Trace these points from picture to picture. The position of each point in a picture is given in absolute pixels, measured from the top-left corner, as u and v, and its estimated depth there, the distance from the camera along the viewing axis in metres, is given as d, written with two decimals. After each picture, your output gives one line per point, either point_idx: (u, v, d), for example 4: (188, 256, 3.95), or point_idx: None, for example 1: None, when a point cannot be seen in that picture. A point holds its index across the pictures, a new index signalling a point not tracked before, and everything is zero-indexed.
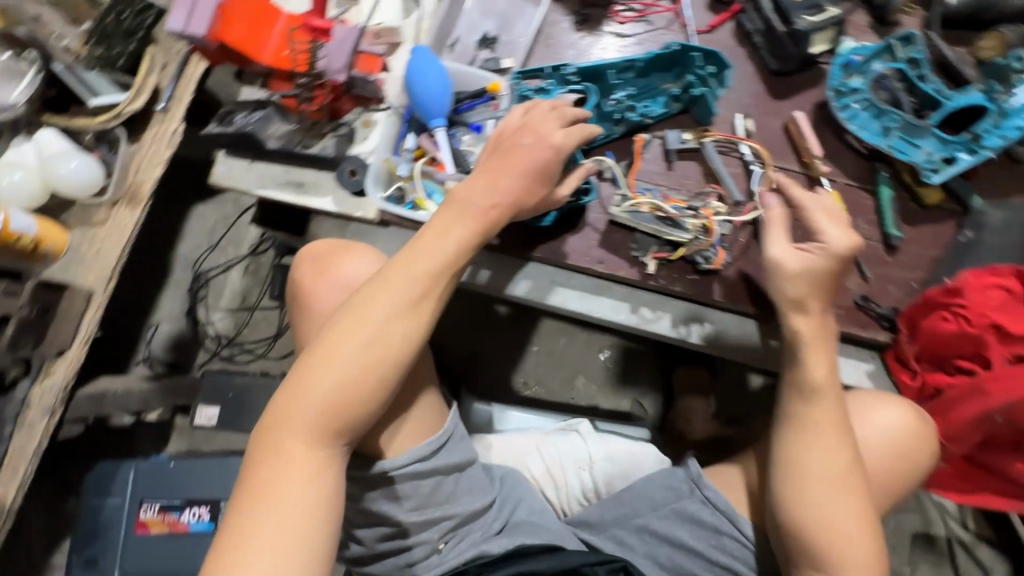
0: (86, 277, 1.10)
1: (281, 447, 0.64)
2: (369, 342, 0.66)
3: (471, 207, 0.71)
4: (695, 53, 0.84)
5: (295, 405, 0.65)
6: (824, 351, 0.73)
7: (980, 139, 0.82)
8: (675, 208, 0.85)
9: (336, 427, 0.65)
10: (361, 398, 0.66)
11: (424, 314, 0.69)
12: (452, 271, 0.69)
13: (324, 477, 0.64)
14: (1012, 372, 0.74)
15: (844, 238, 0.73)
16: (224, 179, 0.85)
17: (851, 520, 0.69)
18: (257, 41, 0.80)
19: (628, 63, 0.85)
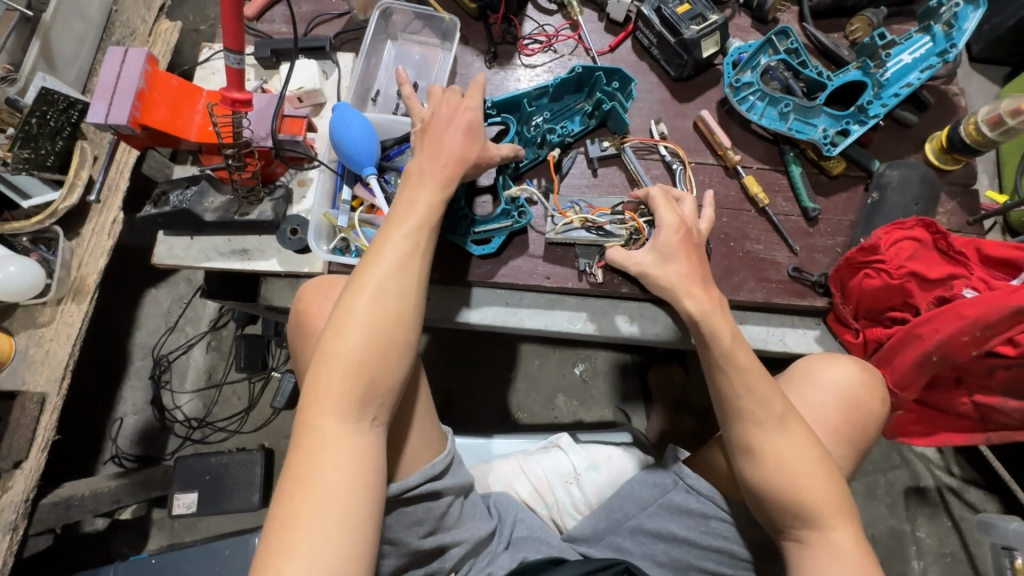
0: (36, 381, 1.07)
1: (313, 439, 0.58)
2: (371, 306, 0.63)
3: (426, 173, 0.71)
4: (598, 73, 0.90)
5: (315, 393, 0.60)
6: (721, 320, 0.75)
7: (866, 110, 0.91)
8: (602, 217, 0.89)
9: (363, 399, 0.60)
10: (380, 363, 0.61)
11: (418, 269, 0.66)
12: (433, 224, 0.68)
13: (365, 453, 0.59)
14: (938, 313, 0.78)
15: (671, 219, 0.80)
16: (167, 258, 0.87)
17: (813, 473, 0.69)
18: (181, 121, 0.82)
19: (542, 88, 0.90)
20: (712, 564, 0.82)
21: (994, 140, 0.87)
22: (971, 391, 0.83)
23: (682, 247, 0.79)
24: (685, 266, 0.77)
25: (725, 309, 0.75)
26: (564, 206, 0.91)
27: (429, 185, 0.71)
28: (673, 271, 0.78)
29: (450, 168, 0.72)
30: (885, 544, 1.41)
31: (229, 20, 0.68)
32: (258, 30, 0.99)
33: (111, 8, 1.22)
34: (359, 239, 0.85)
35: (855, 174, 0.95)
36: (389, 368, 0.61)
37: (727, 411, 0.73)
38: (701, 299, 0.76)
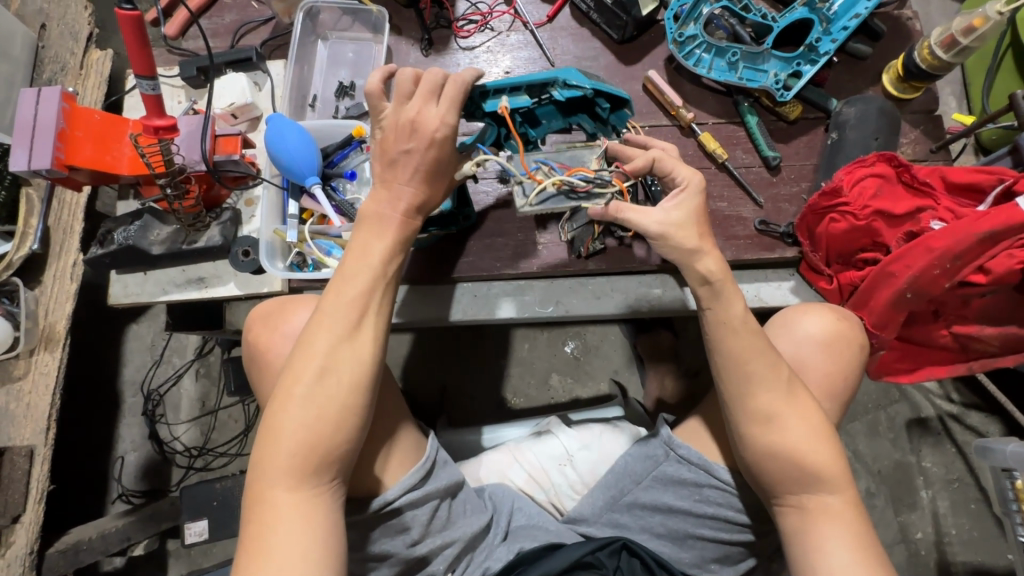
0: (22, 435, 1.06)
1: (266, 499, 0.61)
2: (320, 371, 0.63)
3: (385, 218, 0.68)
4: (604, 102, 0.77)
5: (267, 453, 0.62)
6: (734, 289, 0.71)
7: (816, 48, 0.88)
8: (581, 178, 0.71)
9: (316, 465, 0.61)
10: (332, 430, 0.62)
11: (370, 326, 0.66)
12: (388, 278, 0.66)
13: (317, 517, 0.61)
14: (908, 248, 0.76)
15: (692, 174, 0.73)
16: (124, 297, 0.85)
17: (800, 448, 0.67)
18: (110, 156, 0.79)
19: (545, 82, 0.73)
20: (709, 530, 0.82)
21: (949, 62, 0.84)
22: (949, 323, 0.82)
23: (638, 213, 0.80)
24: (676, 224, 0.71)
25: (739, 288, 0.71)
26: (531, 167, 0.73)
27: (387, 232, 0.69)
28: (688, 236, 0.70)
29: (408, 211, 0.70)
30: (891, 479, 1.42)
31: (134, 47, 0.66)
32: (182, 49, 0.95)
33: (36, 44, 1.18)
34: (313, 252, 0.83)
35: (814, 115, 0.92)
36: (340, 434, 0.63)
37: (738, 380, 0.69)
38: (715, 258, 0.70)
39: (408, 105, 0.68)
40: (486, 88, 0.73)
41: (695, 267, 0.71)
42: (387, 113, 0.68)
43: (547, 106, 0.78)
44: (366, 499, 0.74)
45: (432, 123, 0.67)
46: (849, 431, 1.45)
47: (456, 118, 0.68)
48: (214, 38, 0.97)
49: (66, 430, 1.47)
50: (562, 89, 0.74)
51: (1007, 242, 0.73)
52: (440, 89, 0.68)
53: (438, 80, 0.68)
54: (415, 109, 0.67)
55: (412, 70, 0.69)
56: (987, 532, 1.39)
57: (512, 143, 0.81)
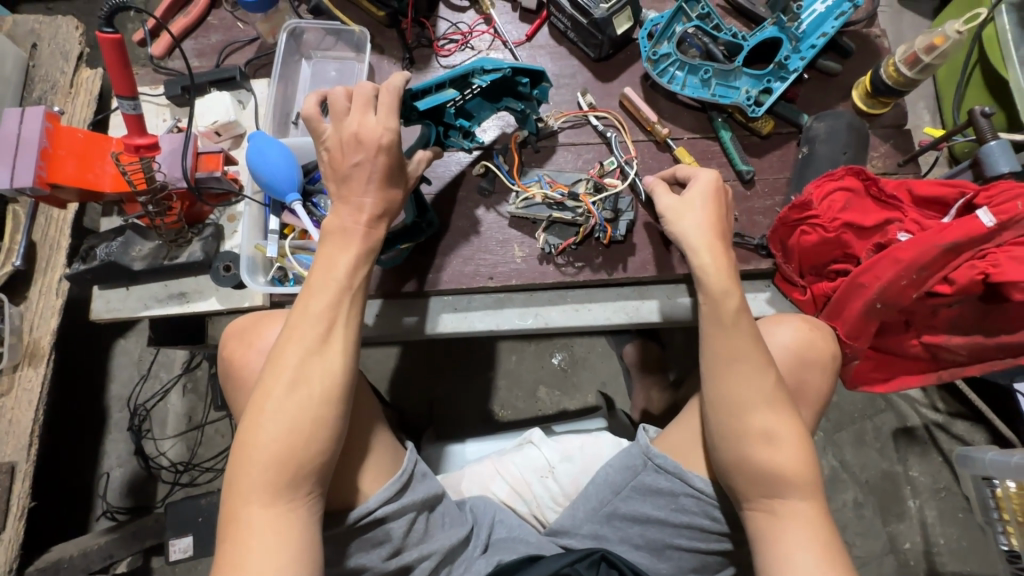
0: (4, 451, 1.06)
1: (240, 517, 0.61)
2: (290, 385, 0.64)
3: (348, 231, 0.69)
4: (523, 79, 0.80)
5: (241, 470, 0.62)
6: (727, 277, 0.73)
7: (786, 65, 0.90)
8: (560, 193, 0.88)
9: (290, 479, 0.62)
10: (305, 443, 0.63)
11: (340, 338, 0.66)
12: (355, 289, 0.68)
13: (293, 531, 0.61)
14: (877, 260, 0.78)
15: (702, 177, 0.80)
16: (105, 312, 0.86)
17: (770, 456, 0.68)
18: (92, 174, 0.80)
19: (463, 75, 0.76)
20: (685, 540, 0.82)
21: (914, 78, 0.87)
22: (919, 333, 0.83)
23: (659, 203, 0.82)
24: None
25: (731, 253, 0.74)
26: (525, 183, 0.92)
27: (354, 244, 0.70)
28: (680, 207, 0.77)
29: (370, 221, 0.70)
30: (878, 488, 1.42)
31: (115, 68, 0.67)
32: (167, 68, 0.97)
33: (26, 64, 1.21)
34: (293, 267, 0.84)
35: (786, 130, 0.94)
36: (312, 447, 0.63)
37: None
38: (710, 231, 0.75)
39: (348, 120, 0.69)
40: (412, 93, 0.75)
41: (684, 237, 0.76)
42: (330, 132, 0.70)
43: (474, 99, 0.81)
44: (345, 511, 0.74)
45: (375, 132, 0.68)
46: (835, 440, 1.45)
47: (397, 123, 0.69)
48: (200, 58, 0.99)
49: (51, 447, 1.47)
50: (479, 74, 0.77)
51: (969, 252, 0.75)
52: (374, 99, 0.69)
53: (370, 93, 0.69)
54: (355, 122, 0.68)
55: (344, 88, 0.71)
56: (976, 541, 1.39)
57: (452, 138, 0.83)
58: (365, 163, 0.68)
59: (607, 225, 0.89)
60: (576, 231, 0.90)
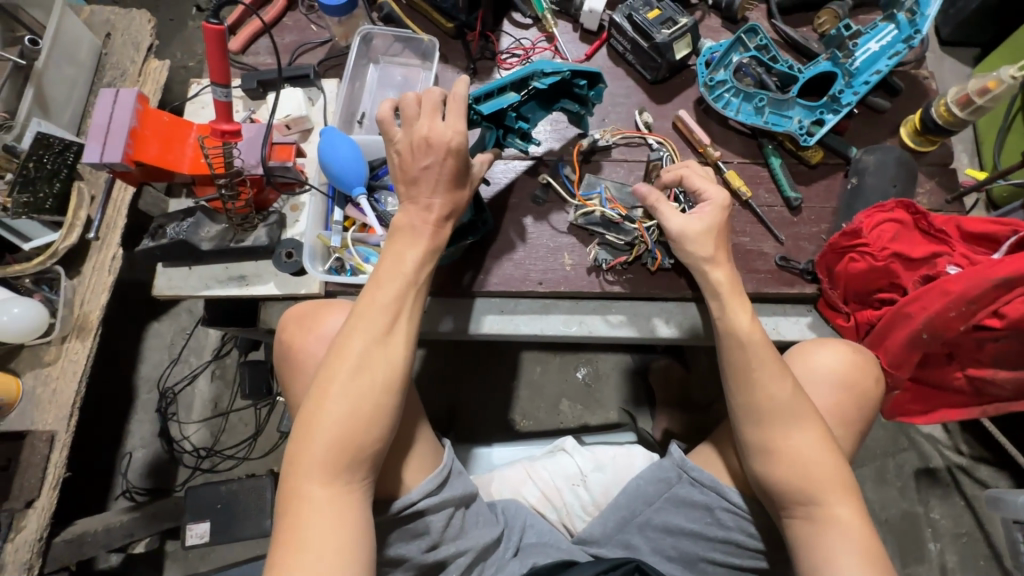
0: (45, 420, 1.08)
1: (300, 495, 0.63)
2: (353, 371, 0.66)
3: (417, 229, 0.73)
4: (580, 81, 0.85)
5: (302, 448, 0.64)
6: (722, 272, 0.77)
7: (838, 99, 0.93)
8: (616, 212, 0.92)
9: (349, 461, 0.64)
10: (365, 427, 0.65)
11: (403, 330, 0.69)
12: (420, 285, 0.71)
13: (351, 512, 0.63)
14: (924, 291, 0.79)
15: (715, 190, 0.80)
16: (168, 289, 0.89)
17: (817, 476, 0.68)
18: (173, 156, 0.84)
19: (523, 78, 0.81)
20: (719, 555, 0.82)
21: (965, 119, 0.90)
22: (964, 366, 0.83)
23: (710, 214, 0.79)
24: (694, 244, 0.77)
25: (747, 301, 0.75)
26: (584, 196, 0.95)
27: (421, 241, 0.73)
28: (702, 245, 0.77)
29: (438, 221, 0.74)
30: (899, 528, 1.41)
31: (215, 55, 0.71)
32: (243, 63, 1.03)
33: (100, 51, 1.27)
34: (352, 258, 0.87)
35: (834, 161, 0.97)
36: (372, 433, 0.65)
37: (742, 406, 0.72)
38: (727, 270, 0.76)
39: (418, 124, 0.73)
40: (475, 98, 0.79)
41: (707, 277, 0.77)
42: (403, 133, 0.73)
43: (530, 102, 0.84)
44: (389, 498, 0.77)
45: (445, 135, 0.71)
46: (857, 475, 1.44)
47: (466, 128, 0.72)
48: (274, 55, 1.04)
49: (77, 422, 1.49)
50: (541, 79, 0.81)
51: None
52: (442, 104, 0.73)
53: (438, 99, 0.73)
54: (426, 126, 0.71)
55: (413, 94, 0.75)
56: None
57: (510, 141, 0.86)
58: (433, 167, 0.72)
59: (657, 251, 0.91)
60: (632, 249, 0.92)
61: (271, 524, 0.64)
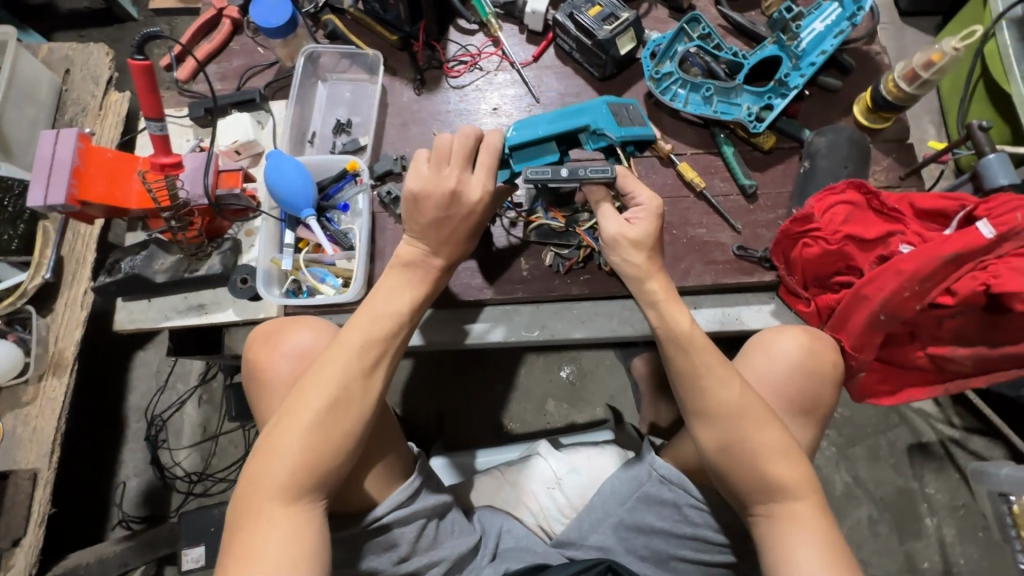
0: (27, 458, 1.09)
1: (259, 512, 0.64)
2: (328, 398, 0.68)
3: (426, 269, 0.79)
4: (631, 146, 0.80)
5: (264, 468, 0.66)
6: (658, 280, 0.77)
7: (785, 82, 0.92)
8: (558, 222, 0.93)
9: (311, 484, 0.66)
10: (331, 451, 0.67)
11: (382, 362, 0.72)
12: (409, 322, 0.75)
13: (307, 533, 0.64)
14: (880, 271, 0.78)
15: (650, 197, 0.79)
16: (129, 322, 0.89)
17: (773, 469, 0.68)
18: (119, 192, 0.84)
19: (579, 130, 0.78)
20: (689, 551, 0.82)
21: (913, 93, 0.89)
22: (924, 344, 0.83)
23: (649, 221, 0.78)
24: (640, 248, 0.77)
25: (686, 305, 0.76)
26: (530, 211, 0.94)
27: (421, 281, 0.79)
28: (637, 256, 0.77)
29: (443, 269, 0.80)
30: (895, 505, 1.39)
31: (143, 91, 0.72)
32: (191, 91, 1.03)
33: (60, 88, 1.27)
34: (308, 278, 0.88)
35: (788, 145, 0.96)
36: (338, 456, 0.67)
37: (697, 401, 0.72)
38: (663, 281, 0.77)
39: (447, 172, 0.77)
40: (513, 144, 0.80)
41: (645, 286, 0.77)
42: (428, 176, 0.77)
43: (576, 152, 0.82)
44: (352, 514, 0.78)
45: (473, 188, 0.77)
46: (849, 456, 1.43)
47: (492, 185, 0.78)
48: (222, 80, 1.04)
49: (70, 456, 1.51)
50: (589, 136, 0.78)
51: (969, 265, 0.76)
52: (475, 153, 0.78)
53: (472, 146, 0.78)
54: (455, 177, 0.77)
55: (449, 134, 0.78)
56: (999, 562, 1.35)
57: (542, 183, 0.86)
58: (455, 217, 0.78)
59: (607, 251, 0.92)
60: (580, 253, 0.93)
61: (224, 539, 0.64)
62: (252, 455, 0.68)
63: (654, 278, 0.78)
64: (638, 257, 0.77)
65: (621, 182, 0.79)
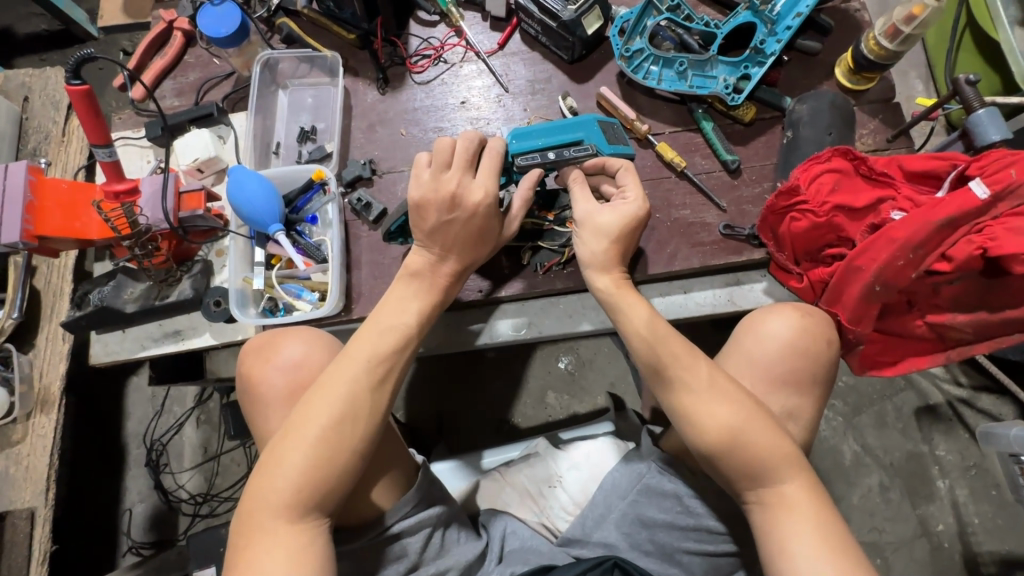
0: (22, 497, 1.08)
1: (263, 531, 0.62)
2: (334, 413, 0.66)
3: (427, 281, 0.77)
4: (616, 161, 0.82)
5: (267, 487, 0.63)
6: (614, 270, 0.77)
7: (762, 50, 0.88)
8: (544, 221, 0.89)
9: (317, 500, 0.63)
10: (337, 467, 0.65)
11: (390, 376, 0.70)
12: (416, 334, 0.73)
13: (312, 551, 0.62)
14: (872, 241, 0.76)
15: (638, 199, 0.77)
16: (104, 355, 0.87)
17: (775, 452, 0.66)
18: (78, 224, 0.82)
19: (573, 143, 0.78)
20: (693, 543, 0.80)
21: (896, 51, 0.84)
22: (922, 313, 0.80)
23: (625, 221, 0.76)
24: (594, 240, 0.77)
25: (641, 293, 0.76)
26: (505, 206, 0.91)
27: (426, 292, 0.77)
28: (592, 247, 0.77)
29: (451, 278, 0.79)
30: (905, 471, 1.37)
31: (85, 116, 0.71)
32: (148, 110, 0.99)
33: (19, 116, 1.23)
34: (283, 295, 0.86)
35: (769, 115, 0.92)
36: (344, 472, 0.65)
37: (674, 393, 0.70)
38: (614, 274, 0.77)
39: (447, 174, 0.76)
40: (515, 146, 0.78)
41: (593, 282, 0.78)
42: (430, 183, 0.75)
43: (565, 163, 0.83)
44: (358, 525, 0.76)
45: (478, 194, 0.75)
46: (856, 424, 1.41)
47: (494, 187, 0.76)
48: (179, 96, 1.00)
49: (73, 488, 1.50)
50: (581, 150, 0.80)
51: (965, 227, 0.73)
52: (477, 161, 0.77)
53: (474, 148, 0.76)
54: (454, 181, 0.75)
55: (449, 139, 0.77)
56: (1014, 520, 1.33)
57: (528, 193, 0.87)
58: (458, 226, 0.76)
59: None
60: (565, 251, 0.89)
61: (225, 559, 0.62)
62: (254, 471, 0.66)
63: (608, 272, 0.77)
64: (594, 246, 0.77)
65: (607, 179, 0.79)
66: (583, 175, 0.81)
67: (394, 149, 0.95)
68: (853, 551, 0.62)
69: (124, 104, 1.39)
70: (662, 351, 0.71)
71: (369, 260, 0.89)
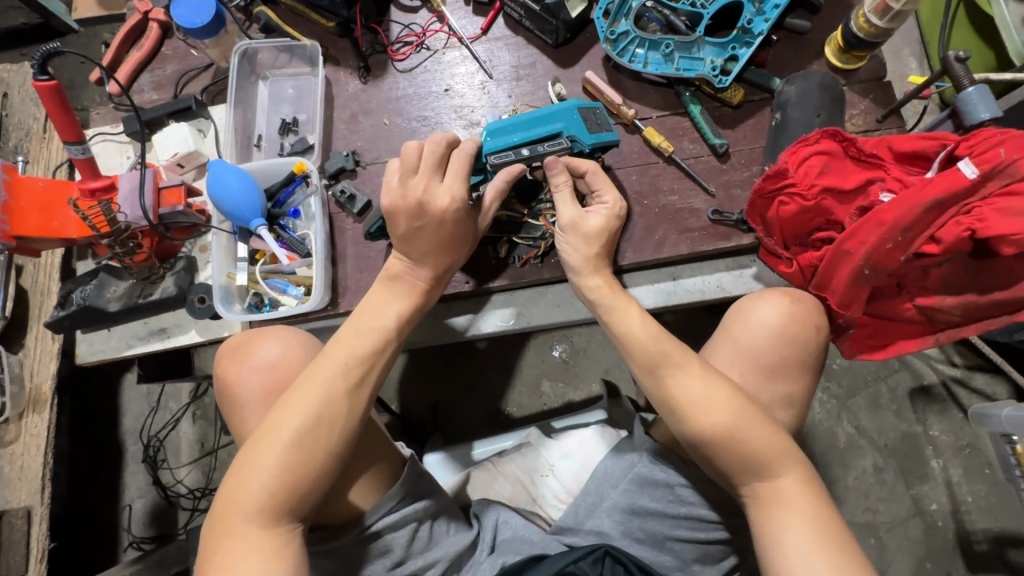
0: (18, 496, 1.09)
1: (236, 533, 0.62)
2: (309, 416, 0.65)
3: (406, 282, 0.77)
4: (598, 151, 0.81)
5: (240, 489, 0.63)
6: (601, 270, 0.78)
7: (749, 29, 0.86)
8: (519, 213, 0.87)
9: (291, 503, 0.63)
10: (313, 470, 0.64)
11: (368, 379, 0.70)
12: (395, 336, 0.72)
13: (284, 554, 0.61)
14: (860, 224, 0.74)
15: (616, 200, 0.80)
16: (91, 355, 0.86)
17: (757, 445, 0.66)
18: (55, 222, 0.81)
19: (551, 136, 0.77)
20: (684, 531, 0.80)
21: (886, 28, 0.82)
22: (912, 296, 0.80)
23: (609, 224, 0.79)
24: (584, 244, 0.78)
25: (629, 294, 0.77)
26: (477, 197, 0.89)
27: (406, 292, 0.76)
28: (577, 251, 0.78)
29: (430, 281, 0.78)
30: (899, 452, 1.38)
31: (54, 112, 0.70)
32: (126, 104, 0.97)
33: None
34: (267, 291, 0.85)
35: (758, 96, 0.91)
36: (319, 476, 0.65)
37: (661, 387, 0.69)
38: (604, 277, 0.78)
39: (414, 179, 0.75)
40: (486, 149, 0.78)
41: (582, 283, 0.78)
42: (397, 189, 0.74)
43: None
44: (337, 525, 0.76)
45: (442, 197, 0.74)
46: (850, 406, 1.41)
47: (461, 188, 0.75)
48: (158, 89, 0.99)
49: (71, 485, 1.50)
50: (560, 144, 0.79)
51: (954, 208, 0.71)
52: (450, 164, 0.76)
53: (443, 151, 0.75)
54: (422, 187, 0.74)
55: (416, 142, 0.75)
56: (1007, 499, 1.34)
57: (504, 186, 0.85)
58: (432, 225, 0.75)
59: None
60: (541, 243, 0.88)
61: (198, 561, 0.62)
62: (229, 472, 0.65)
63: (599, 273, 0.78)
64: (584, 248, 0.78)
65: (586, 180, 0.80)
66: (567, 174, 0.79)
67: (378, 140, 0.93)
68: (838, 536, 0.62)
69: (106, 99, 1.37)
70: (653, 347, 0.71)
71: (354, 253, 0.88)
